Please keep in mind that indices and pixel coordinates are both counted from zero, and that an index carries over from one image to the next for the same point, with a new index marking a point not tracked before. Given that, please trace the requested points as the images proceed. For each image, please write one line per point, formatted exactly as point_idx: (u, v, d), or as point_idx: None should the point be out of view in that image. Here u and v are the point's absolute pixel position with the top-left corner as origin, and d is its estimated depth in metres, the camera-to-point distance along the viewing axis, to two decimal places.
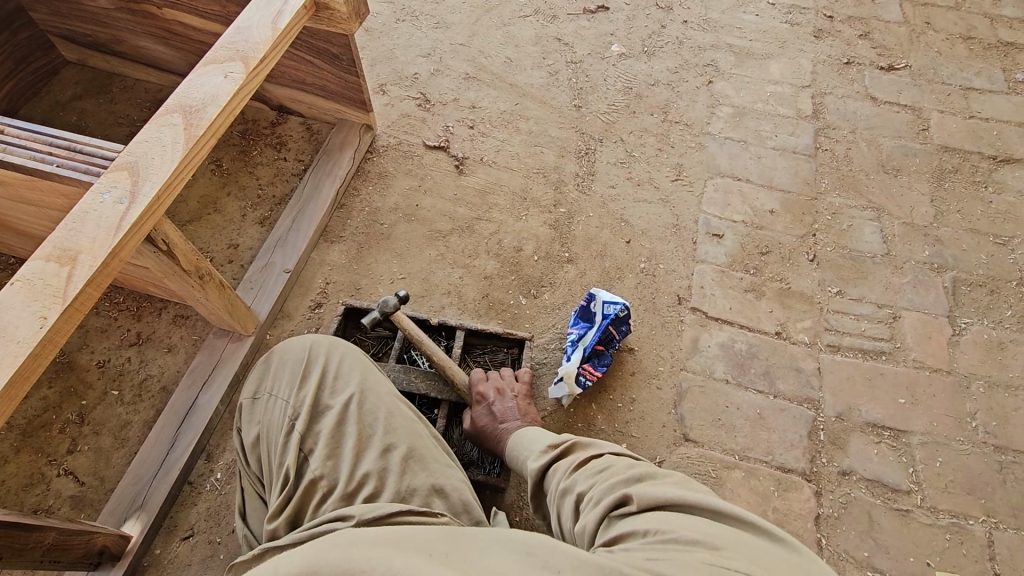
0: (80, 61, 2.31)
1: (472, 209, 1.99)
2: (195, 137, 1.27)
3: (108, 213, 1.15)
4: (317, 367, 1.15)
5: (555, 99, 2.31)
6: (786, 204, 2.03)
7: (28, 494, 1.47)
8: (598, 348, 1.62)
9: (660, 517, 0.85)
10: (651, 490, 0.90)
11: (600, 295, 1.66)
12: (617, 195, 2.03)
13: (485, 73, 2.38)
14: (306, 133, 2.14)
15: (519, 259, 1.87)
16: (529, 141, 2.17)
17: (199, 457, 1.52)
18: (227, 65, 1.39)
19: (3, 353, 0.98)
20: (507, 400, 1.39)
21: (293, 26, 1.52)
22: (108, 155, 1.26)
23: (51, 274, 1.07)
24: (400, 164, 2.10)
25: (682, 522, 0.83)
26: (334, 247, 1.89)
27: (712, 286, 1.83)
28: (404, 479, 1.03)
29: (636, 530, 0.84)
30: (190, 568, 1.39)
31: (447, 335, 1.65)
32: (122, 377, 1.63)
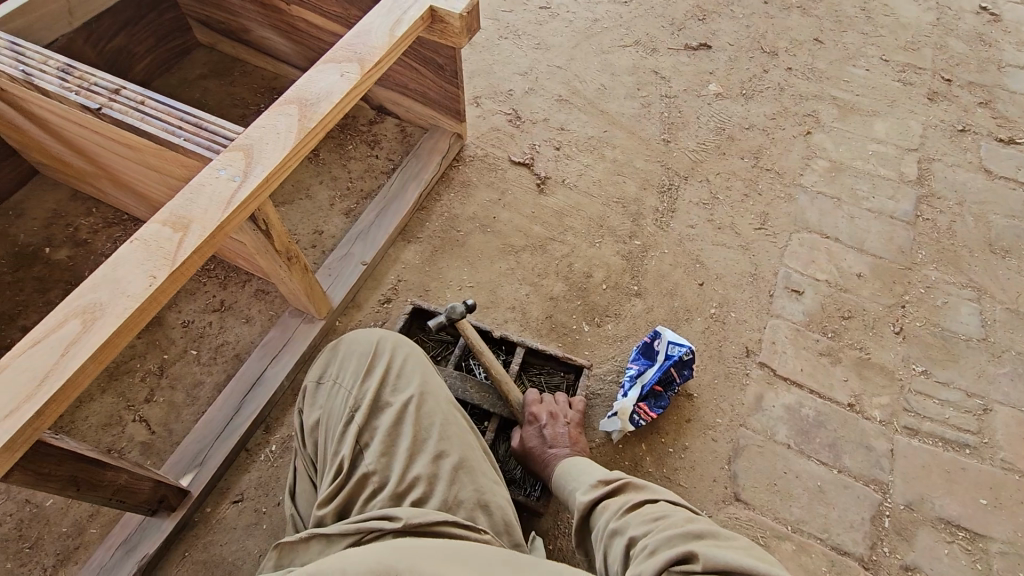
0: (210, 44, 2.52)
1: (547, 229, 2.00)
2: (307, 130, 1.35)
3: (221, 189, 1.23)
4: (382, 362, 1.16)
5: (644, 131, 2.30)
6: (875, 269, 1.92)
7: (106, 433, 1.59)
8: (656, 389, 1.58)
9: None
10: (717, 552, 0.86)
11: (666, 334, 1.62)
12: (695, 235, 1.99)
13: (578, 97, 2.41)
14: (400, 134, 2.23)
15: (587, 285, 1.87)
16: (613, 170, 2.17)
17: (259, 427, 1.60)
18: (344, 65, 1.47)
19: (115, 304, 1.07)
20: (559, 425, 1.38)
21: (409, 35, 1.60)
22: (228, 135, 1.36)
23: (164, 238, 1.16)
24: (483, 175, 2.15)
25: None
26: (410, 246, 1.96)
27: (785, 344, 1.75)
28: (451, 488, 1.04)
29: None
30: (235, 531, 1.46)
31: (506, 350, 1.66)
32: (202, 339, 1.74)
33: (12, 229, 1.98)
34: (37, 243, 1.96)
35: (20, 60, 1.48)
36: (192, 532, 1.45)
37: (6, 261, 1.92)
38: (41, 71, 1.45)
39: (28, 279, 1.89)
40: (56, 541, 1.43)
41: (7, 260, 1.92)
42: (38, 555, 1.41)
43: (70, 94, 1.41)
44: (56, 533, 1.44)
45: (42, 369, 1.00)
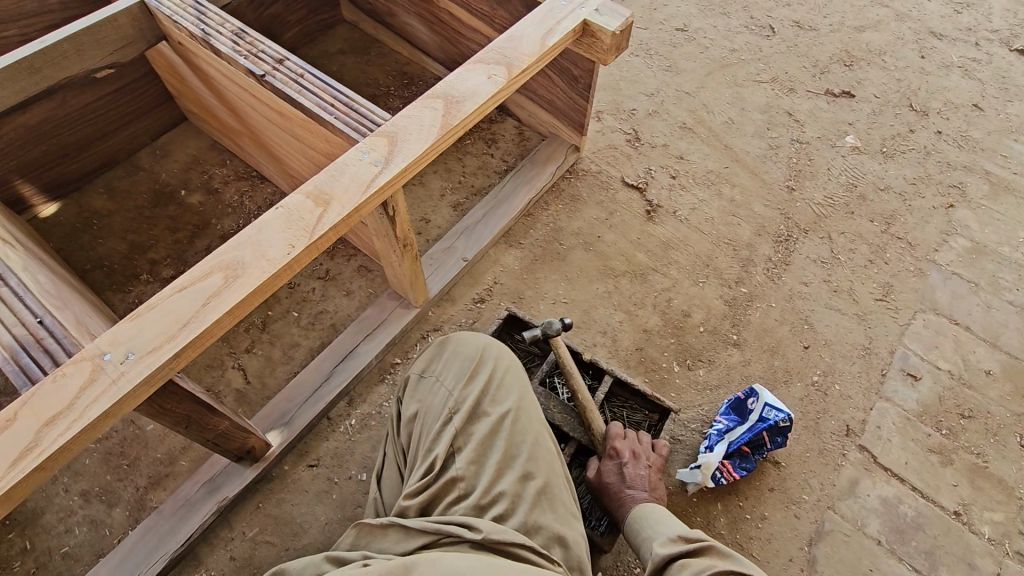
0: (353, 22, 2.63)
1: (651, 259, 1.95)
2: (450, 126, 1.37)
3: (362, 172, 1.28)
4: (485, 369, 1.16)
5: (768, 174, 2.19)
6: (1008, 369, 1.74)
7: (207, 374, 1.69)
8: (743, 449, 1.50)
9: None
10: None
11: (764, 395, 1.53)
12: (807, 294, 1.88)
13: (703, 128, 2.33)
14: (518, 137, 2.24)
15: (684, 325, 1.80)
16: (728, 209, 2.08)
17: (342, 399, 1.66)
18: (493, 67, 1.49)
19: (255, 265, 1.13)
20: (640, 467, 1.33)
21: (558, 46, 1.59)
22: (375, 119, 1.40)
23: (306, 210, 1.21)
24: (594, 192, 2.12)
25: None
26: (511, 251, 1.96)
27: (891, 431, 1.62)
28: (533, 512, 1.03)
29: None
30: (307, 494, 1.52)
31: (592, 375, 1.62)
32: (305, 303, 1.82)
33: (157, 167, 2.15)
34: (176, 184, 2.12)
35: (201, 20, 1.59)
36: (268, 486, 1.53)
37: (147, 196, 2.09)
38: (217, 32, 1.55)
39: (163, 217, 2.05)
40: (151, 464, 1.54)
41: (148, 195, 2.09)
42: (134, 474, 1.53)
43: (240, 57, 1.50)
44: (152, 457, 1.55)
45: (183, 315, 1.06)
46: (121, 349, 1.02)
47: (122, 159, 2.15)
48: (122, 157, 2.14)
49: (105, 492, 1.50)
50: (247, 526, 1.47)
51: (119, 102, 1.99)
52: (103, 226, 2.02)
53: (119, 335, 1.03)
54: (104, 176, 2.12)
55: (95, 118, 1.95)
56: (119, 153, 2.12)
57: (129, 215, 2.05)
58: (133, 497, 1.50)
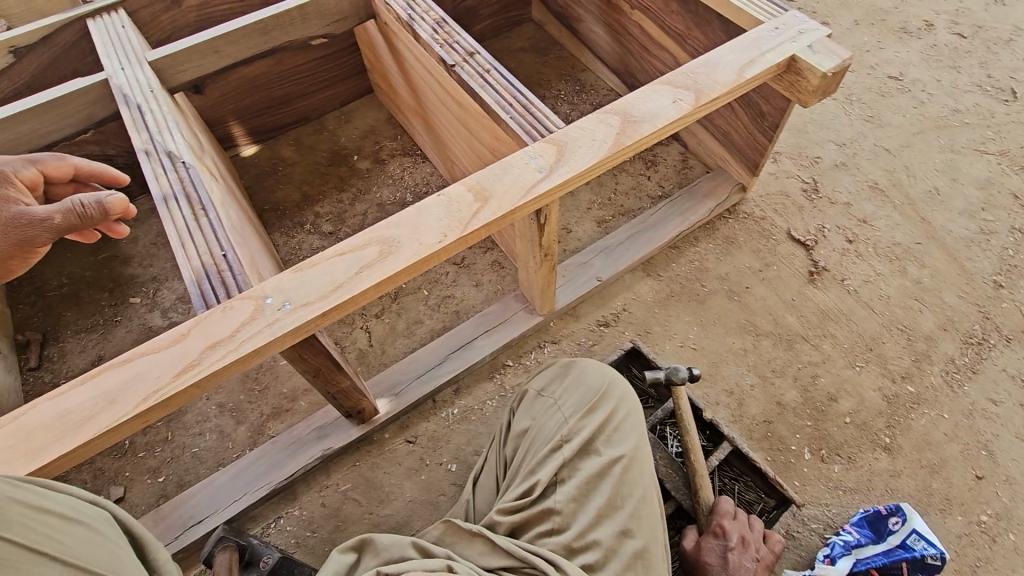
0: (540, 22, 2.67)
1: (803, 326, 1.74)
2: (623, 145, 1.31)
3: (525, 176, 1.27)
4: (606, 406, 1.09)
5: (970, 261, 1.86)
6: None
7: (338, 328, 1.82)
8: (872, 573, 1.27)
9: None
10: None
11: (913, 520, 1.30)
12: (994, 414, 1.56)
13: (898, 192, 2.03)
14: (681, 165, 2.12)
15: (826, 409, 1.59)
16: (911, 291, 1.80)
17: (450, 386, 1.69)
18: (680, 92, 1.40)
19: (410, 246, 1.17)
20: (747, 557, 1.18)
21: (756, 79, 1.46)
22: (549, 126, 1.39)
23: (466, 203, 1.23)
24: (752, 238, 1.94)
25: None
26: (647, 280, 1.86)
27: None
28: (625, 574, 0.95)
29: None
30: (398, 467, 1.57)
31: (708, 436, 1.49)
32: (437, 284, 1.88)
33: (339, 130, 2.35)
34: (351, 148, 2.30)
35: (410, 5, 1.69)
36: (366, 447, 1.60)
37: (325, 154, 2.29)
38: (422, 19, 1.64)
39: (334, 175, 2.24)
40: (276, 396, 1.69)
41: (326, 154, 2.30)
42: (261, 401, 1.68)
43: (437, 45, 1.56)
44: (277, 390, 1.70)
45: (337, 279, 1.13)
46: (281, 296, 1.11)
47: (313, 118, 2.38)
48: (313, 116, 2.37)
49: (234, 409, 1.67)
50: (340, 479, 1.56)
51: (323, 68, 2.20)
52: (285, 173, 2.26)
53: (281, 284, 1.12)
54: (295, 130, 2.36)
55: (301, 78, 2.17)
56: (312, 112, 2.35)
57: (307, 168, 2.26)
58: (255, 421, 1.65)
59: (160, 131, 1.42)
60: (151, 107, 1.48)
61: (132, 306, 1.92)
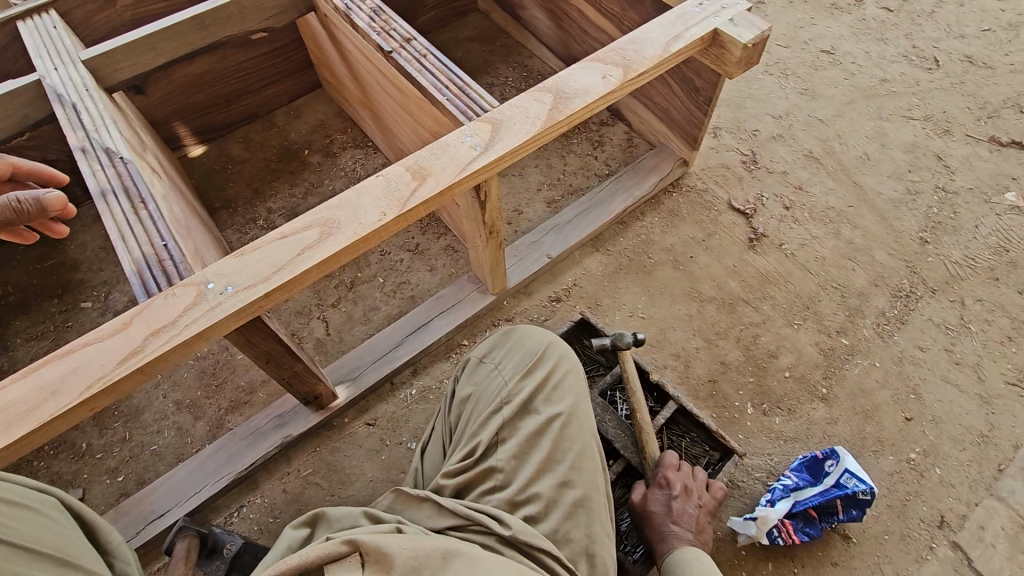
0: (485, 11, 2.70)
1: (744, 290, 1.82)
2: (554, 121, 1.36)
3: (461, 154, 1.31)
4: (544, 368, 1.14)
5: (898, 220, 1.97)
6: None
7: (295, 319, 1.83)
8: (810, 513, 1.36)
9: None
10: None
11: (846, 461, 1.38)
12: (922, 360, 1.66)
13: (831, 160, 2.13)
14: (626, 144, 2.18)
15: (767, 365, 1.67)
16: (844, 252, 1.90)
17: (408, 368, 1.72)
18: (609, 68, 1.45)
19: (349, 226, 1.20)
20: (690, 504, 1.26)
21: (682, 53, 1.52)
22: (484, 105, 1.43)
23: (403, 182, 1.26)
24: (695, 210, 2.02)
25: None
26: (597, 255, 1.92)
27: (996, 536, 1.40)
28: (566, 523, 1.00)
29: None
30: (359, 450, 1.60)
31: (656, 398, 1.56)
32: (391, 272, 1.90)
33: (288, 126, 2.35)
34: (301, 143, 2.31)
35: None
36: (327, 433, 1.62)
37: (276, 150, 2.29)
38: (358, 8, 1.66)
39: (285, 171, 2.24)
40: (234, 389, 1.70)
41: (276, 150, 2.30)
42: (219, 395, 1.69)
43: (373, 33, 1.59)
44: (235, 384, 1.71)
45: (278, 262, 1.15)
46: (222, 281, 1.13)
47: (262, 115, 2.37)
48: (261, 113, 2.36)
49: (193, 405, 1.68)
50: (302, 465, 1.58)
51: (268, 64, 2.19)
52: (236, 171, 2.25)
53: (221, 269, 1.14)
54: (244, 128, 2.35)
55: (246, 75, 2.17)
56: (260, 109, 2.35)
57: (258, 165, 2.26)
58: (215, 416, 1.66)
59: (96, 129, 1.42)
60: (86, 105, 1.47)
61: (84, 310, 1.91)
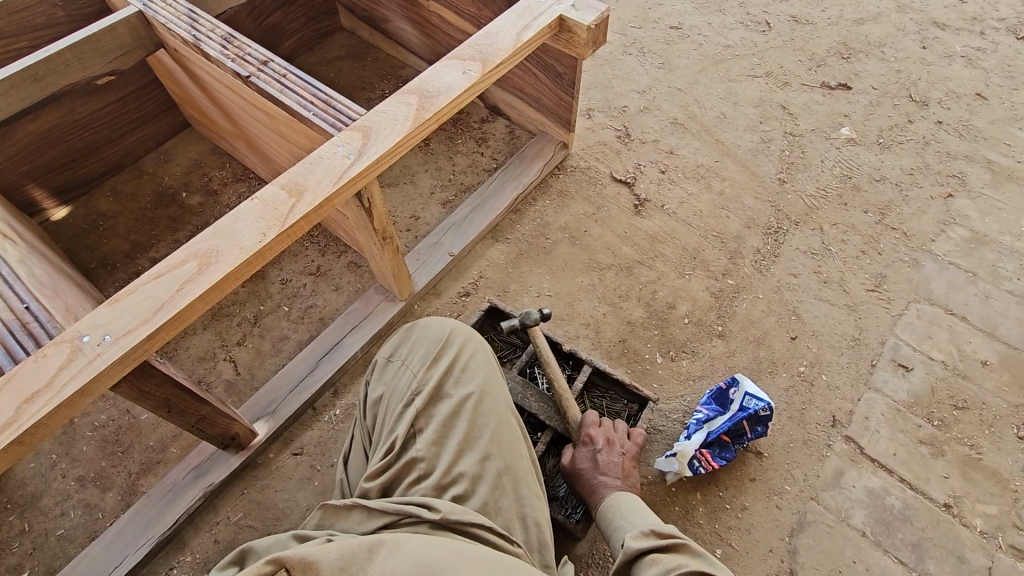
0: (351, 29, 2.70)
1: (637, 252, 1.95)
2: (423, 119, 1.40)
3: (335, 164, 1.31)
4: (450, 353, 1.18)
5: (759, 167, 2.18)
6: (1005, 360, 1.70)
7: (199, 366, 1.75)
8: (723, 438, 1.50)
9: None
10: None
11: (745, 385, 1.52)
12: (797, 285, 1.86)
13: (694, 123, 2.32)
14: (508, 136, 2.26)
15: (668, 317, 1.81)
16: (718, 203, 2.07)
17: (328, 389, 1.69)
18: (468, 63, 1.51)
19: (228, 253, 1.17)
20: (614, 454, 1.34)
21: (534, 41, 1.61)
22: (352, 115, 1.44)
23: (280, 201, 1.25)
24: (582, 187, 2.13)
25: None
26: (497, 245, 1.98)
27: (879, 422, 1.60)
28: (494, 493, 1.04)
29: None
30: (289, 481, 1.56)
31: (573, 365, 1.63)
32: (295, 298, 1.86)
33: (160, 171, 2.24)
34: (178, 186, 2.20)
35: (193, 26, 1.65)
36: (252, 473, 1.57)
37: (151, 198, 2.18)
38: (208, 38, 1.61)
39: (165, 217, 2.14)
40: (143, 451, 1.60)
41: (151, 197, 2.18)
42: (127, 460, 1.58)
43: (227, 60, 1.55)
44: (144, 445, 1.61)
45: (157, 301, 1.11)
46: (99, 331, 1.07)
47: (128, 164, 2.24)
48: (128, 162, 2.23)
49: (98, 477, 1.56)
50: (231, 511, 1.51)
51: (124, 110, 2.08)
52: (109, 227, 2.11)
53: (95, 320, 1.08)
54: (110, 180, 2.21)
55: (101, 124, 2.04)
56: (125, 158, 2.22)
57: (133, 216, 2.14)
58: (126, 483, 1.55)
59: None
60: None
61: None
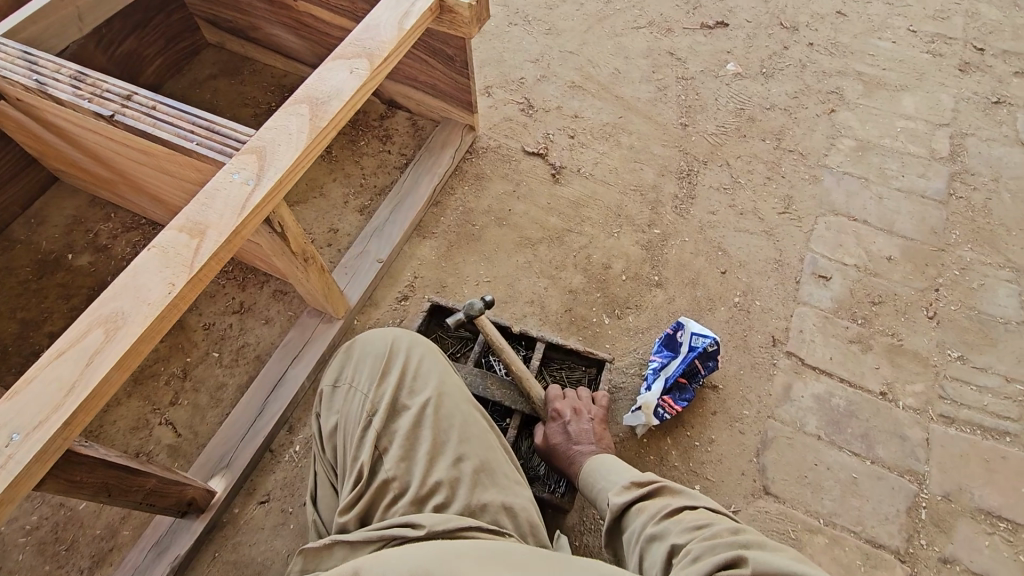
0: (218, 44, 2.50)
1: (564, 220, 1.97)
2: (318, 128, 1.32)
3: (235, 194, 1.22)
4: (397, 364, 1.16)
5: (660, 116, 2.24)
6: (906, 251, 1.87)
7: (133, 437, 1.60)
8: (680, 381, 1.57)
9: None
10: (765, 556, 0.80)
11: (690, 325, 1.60)
12: (716, 221, 1.94)
13: (591, 83, 2.34)
14: (412, 128, 2.19)
15: (607, 277, 1.84)
16: (630, 156, 2.12)
17: (282, 427, 1.60)
18: (353, 61, 1.44)
19: (135, 313, 1.06)
20: (584, 421, 1.37)
21: (417, 28, 1.55)
22: (240, 138, 1.34)
23: (181, 244, 1.15)
24: (498, 167, 2.11)
25: None
26: (426, 242, 1.93)
27: (812, 331, 1.72)
28: (475, 492, 1.03)
29: None
30: (263, 532, 1.47)
31: (526, 345, 1.65)
32: (223, 341, 1.74)
33: (35, 237, 2.00)
34: (60, 249, 1.98)
35: (34, 69, 1.46)
36: (220, 534, 1.47)
37: (30, 269, 1.95)
38: (54, 79, 1.43)
39: (52, 286, 1.92)
40: (91, 542, 1.46)
41: (31, 268, 1.95)
42: (74, 558, 1.44)
43: (83, 101, 1.39)
44: (90, 535, 1.46)
45: (66, 382, 0.99)
46: (5, 431, 0.95)
47: None
48: None
49: None
50: None
51: None
52: None
53: None
54: None
55: None
56: None
57: (14, 293, 1.91)
58: None
59: None
60: None
61: None
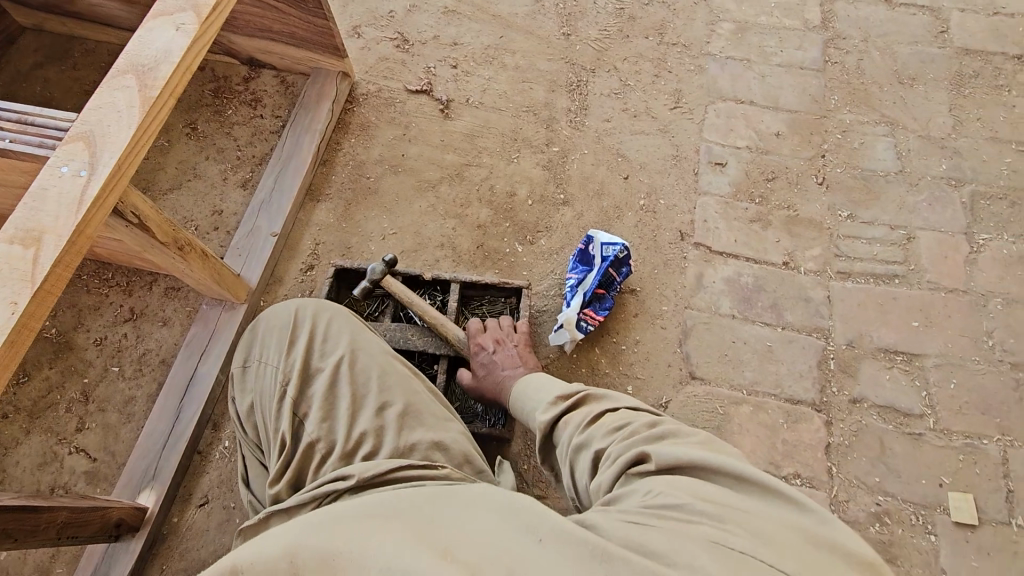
0: (35, 26, 2.17)
1: (461, 155, 1.89)
2: (151, 100, 1.17)
3: (67, 189, 1.07)
4: (304, 330, 1.12)
5: (541, 29, 2.14)
6: (793, 124, 1.92)
7: (44, 473, 1.49)
8: (598, 292, 1.60)
9: (673, 479, 0.82)
10: (669, 450, 0.86)
11: (598, 237, 1.62)
12: (612, 128, 1.92)
13: (464, 5, 2.19)
14: (281, 86, 2.01)
15: (513, 204, 1.81)
16: (517, 77, 2.04)
17: (206, 426, 1.53)
18: (177, 17, 1.27)
19: None
20: (508, 350, 1.37)
21: None
22: (61, 125, 1.17)
23: (14, 256, 1.01)
24: (382, 112, 1.98)
25: (694, 488, 0.79)
26: (321, 205, 1.82)
27: (716, 219, 1.77)
28: (403, 434, 1.01)
29: (647, 490, 0.81)
30: (209, 533, 1.43)
31: (442, 290, 1.61)
32: (121, 353, 1.61)
33: None
34: None
35: None
36: (165, 545, 1.42)
37: None
38: None
39: None
40: None
41: None
42: None
43: None
44: None
45: None
46: None
47: None
48: None
49: None
50: None
51: None
52: None
53: None
54: None
55: None
56: None
57: None
58: None
59: None
60: None
61: None
